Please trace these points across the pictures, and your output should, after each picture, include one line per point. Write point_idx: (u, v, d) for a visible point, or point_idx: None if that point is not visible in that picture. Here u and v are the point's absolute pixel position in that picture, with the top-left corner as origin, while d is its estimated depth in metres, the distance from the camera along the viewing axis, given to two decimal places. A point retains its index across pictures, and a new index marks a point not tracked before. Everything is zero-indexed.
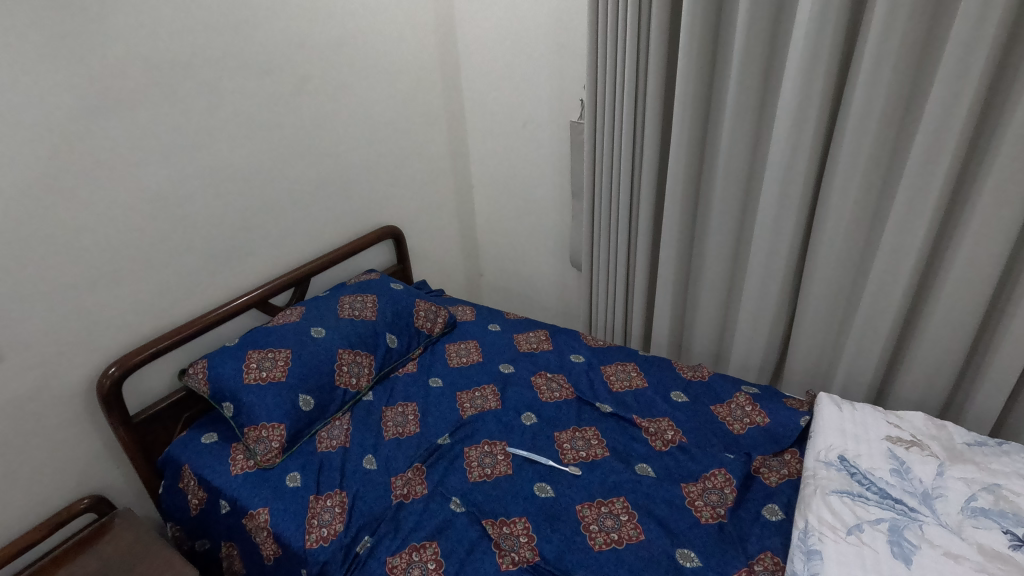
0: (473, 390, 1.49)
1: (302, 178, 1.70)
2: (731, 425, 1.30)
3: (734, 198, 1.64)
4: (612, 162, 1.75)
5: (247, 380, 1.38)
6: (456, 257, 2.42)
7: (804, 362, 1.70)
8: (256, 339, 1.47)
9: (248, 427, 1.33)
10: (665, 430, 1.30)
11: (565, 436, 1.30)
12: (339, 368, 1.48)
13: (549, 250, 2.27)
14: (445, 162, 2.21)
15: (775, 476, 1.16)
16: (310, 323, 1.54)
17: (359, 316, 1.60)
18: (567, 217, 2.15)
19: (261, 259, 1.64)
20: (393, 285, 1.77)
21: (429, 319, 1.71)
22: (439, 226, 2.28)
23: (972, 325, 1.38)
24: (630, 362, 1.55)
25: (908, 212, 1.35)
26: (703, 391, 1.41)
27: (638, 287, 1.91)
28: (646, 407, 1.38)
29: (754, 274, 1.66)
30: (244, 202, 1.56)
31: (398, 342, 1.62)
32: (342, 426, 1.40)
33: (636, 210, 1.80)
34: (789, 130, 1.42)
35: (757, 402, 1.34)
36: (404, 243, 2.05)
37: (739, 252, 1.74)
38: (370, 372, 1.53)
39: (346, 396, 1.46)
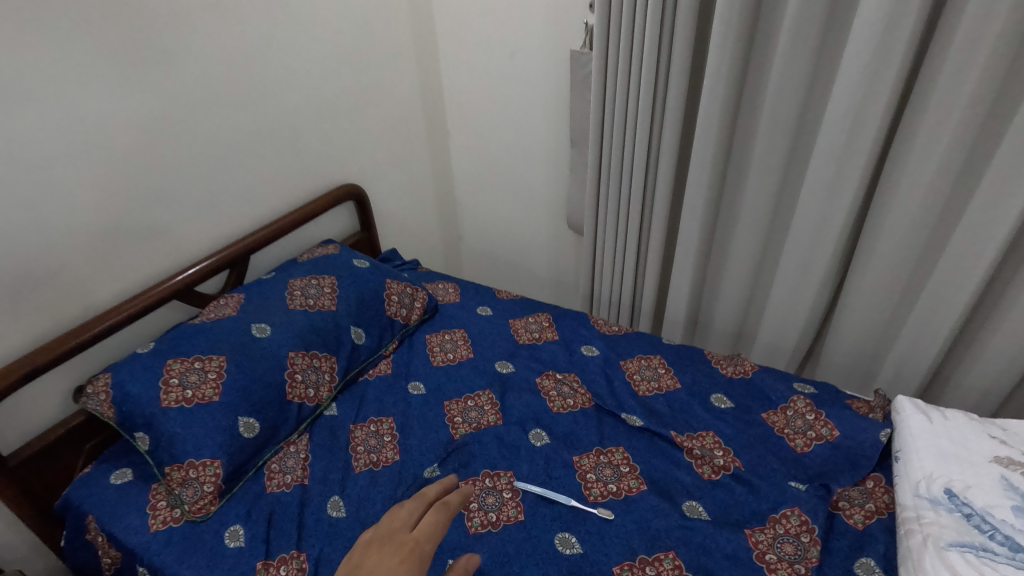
0: (464, 399, 1.18)
1: (230, 127, 1.30)
2: (792, 440, 1.04)
3: (778, 149, 1.32)
4: (628, 104, 1.40)
5: (166, 402, 1.04)
6: (432, 218, 2.07)
7: (848, 345, 1.45)
8: (178, 345, 1.12)
9: (170, 466, 1.01)
10: (713, 451, 1.03)
11: (587, 463, 1.03)
12: (292, 378, 1.15)
13: (541, 211, 1.94)
14: (415, 105, 1.81)
15: (860, 515, 0.91)
16: (250, 319, 1.19)
17: (315, 307, 1.25)
18: (564, 172, 1.81)
19: (182, 236, 1.26)
20: (356, 261, 1.42)
21: (405, 305, 1.38)
22: (410, 183, 1.91)
23: None
24: (655, 355, 1.26)
25: (1012, 170, 1.06)
26: (750, 394, 1.15)
27: (653, 256, 1.60)
28: (683, 418, 1.11)
29: (799, 243, 1.38)
30: (148, 162, 1.16)
31: (366, 337, 1.29)
32: (298, 454, 1.09)
33: (654, 163, 1.47)
34: (865, 62, 1.10)
35: (820, 408, 1.09)
36: (369, 206, 1.67)
37: (778, 215, 1.45)
38: (332, 379, 1.21)
39: (301, 413, 1.14)
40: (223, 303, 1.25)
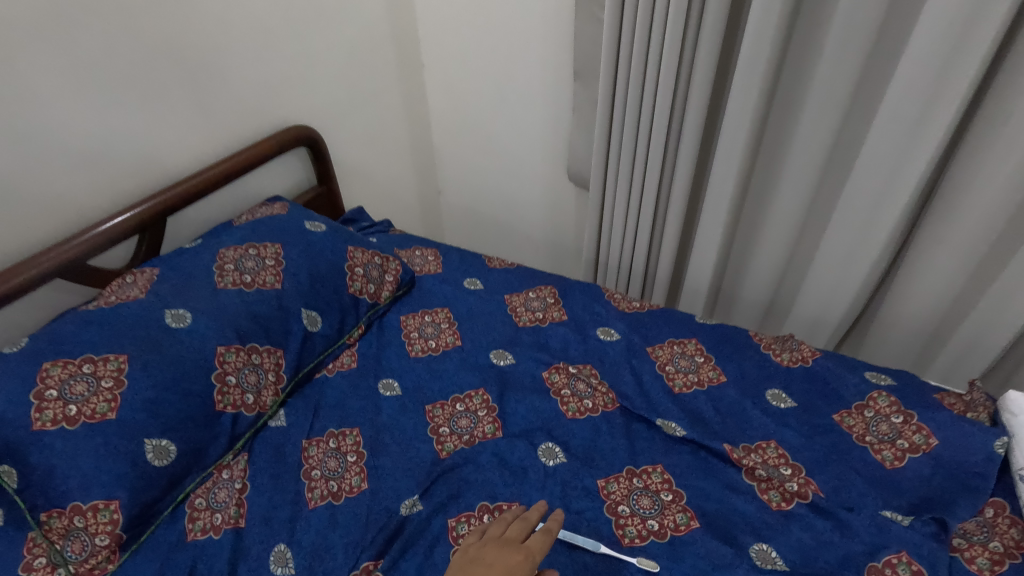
0: (452, 402, 0.93)
1: (129, 45, 0.96)
2: (877, 452, 0.81)
3: (843, 77, 1.04)
4: (655, 18, 1.09)
5: (37, 424, 0.74)
6: (408, 171, 1.75)
7: (909, 320, 1.22)
8: (58, 340, 0.82)
9: (48, 511, 0.72)
10: (778, 470, 0.79)
11: (617, 490, 0.78)
12: (222, 382, 0.87)
13: (537, 161, 1.64)
14: (382, 28, 1.47)
15: (984, 559, 0.68)
16: (164, 304, 0.89)
17: (252, 286, 0.96)
18: (565, 113, 1.50)
19: (67, 193, 0.94)
20: (309, 224, 1.11)
21: (373, 280, 1.10)
22: (380, 128, 1.58)
23: None
24: (689, 339, 1.01)
25: None
26: (815, 390, 0.91)
27: (674, 214, 1.33)
28: (734, 424, 0.86)
29: (861, 197, 1.12)
30: (4, 89, 0.83)
31: (322, 322, 1.01)
32: (232, 484, 0.82)
33: (682, 98, 1.18)
34: None
35: (909, 410, 0.84)
36: (327, 154, 1.35)
37: (832, 162, 1.18)
38: (279, 379, 0.93)
39: (237, 427, 0.87)
40: (130, 281, 0.94)
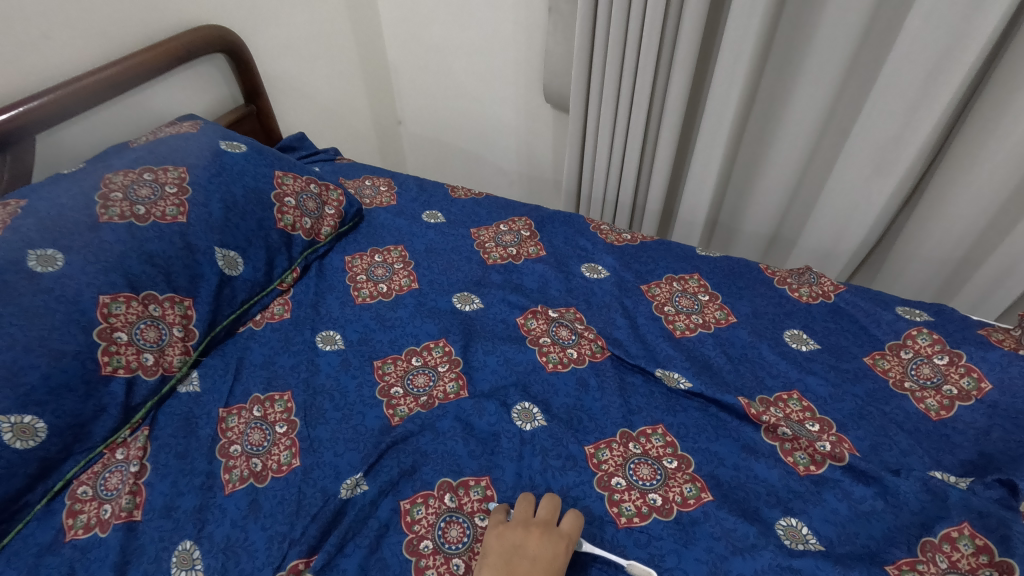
0: (406, 356, 0.76)
1: None
2: (920, 401, 0.67)
3: None
4: None
5: None
6: (358, 93, 1.51)
7: (932, 249, 1.07)
8: None
9: None
10: (804, 427, 0.65)
11: (609, 458, 0.63)
12: (109, 340, 0.68)
13: (507, 77, 1.42)
14: None
15: None
16: (25, 240, 0.68)
17: (145, 219, 0.76)
18: (538, 16, 1.27)
19: None
20: (227, 145, 0.90)
21: (308, 213, 0.90)
22: (320, 37, 1.34)
23: None
24: (692, 275, 0.85)
25: None
26: (841, 330, 0.76)
27: (669, 133, 1.14)
28: (748, 374, 0.71)
29: (892, 103, 0.94)
30: None
31: (244, 265, 0.82)
32: (127, 467, 0.65)
33: None
34: None
35: (954, 348, 0.71)
36: (254, 65, 1.12)
37: (857, 63, 1.00)
38: (188, 335, 0.75)
39: (132, 396, 0.69)
40: None
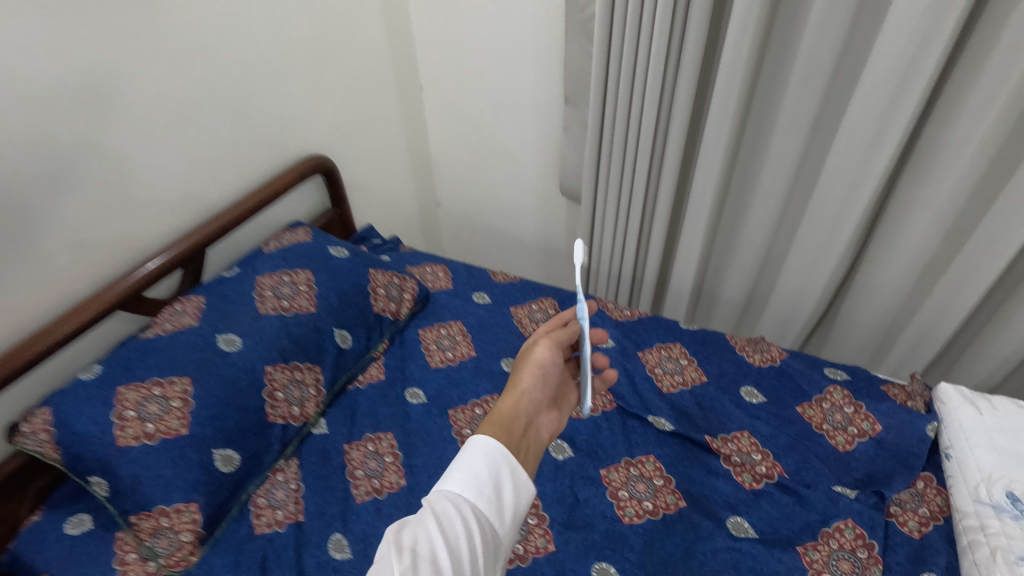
0: (471, 407, 1.07)
1: (170, 97, 1.08)
2: (833, 438, 0.96)
3: (806, 108, 1.18)
4: (638, 55, 1.22)
5: (121, 441, 0.88)
6: (408, 185, 1.86)
7: (868, 315, 1.37)
8: (129, 364, 0.94)
9: (137, 514, 0.87)
10: (752, 456, 0.94)
11: (617, 478, 0.93)
12: (272, 397, 1.00)
13: (530, 172, 1.77)
14: (383, 57, 1.58)
15: (914, 522, 0.85)
16: (216, 329, 1.02)
17: (290, 310, 1.08)
18: (556, 131, 1.63)
19: (122, 232, 1.06)
20: (333, 249, 1.24)
21: (393, 299, 1.23)
22: (383, 146, 1.69)
23: None
24: (676, 344, 1.16)
25: None
26: (782, 386, 1.06)
27: (660, 225, 1.47)
28: (714, 419, 1.01)
29: (825, 210, 1.26)
30: (70, 145, 0.95)
31: (352, 339, 1.14)
32: (287, 485, 0.96)
33: (663, 130, 1.32)
34: (923, 7, 0.95)
35: (858, 401, 1.01)
36: (340, 179, 1.47)
37: (799, 177, 1.32)
38: (318, 392, 1.06)
39: (286, 436, 1.00)
40: (180, 308, 1.05)
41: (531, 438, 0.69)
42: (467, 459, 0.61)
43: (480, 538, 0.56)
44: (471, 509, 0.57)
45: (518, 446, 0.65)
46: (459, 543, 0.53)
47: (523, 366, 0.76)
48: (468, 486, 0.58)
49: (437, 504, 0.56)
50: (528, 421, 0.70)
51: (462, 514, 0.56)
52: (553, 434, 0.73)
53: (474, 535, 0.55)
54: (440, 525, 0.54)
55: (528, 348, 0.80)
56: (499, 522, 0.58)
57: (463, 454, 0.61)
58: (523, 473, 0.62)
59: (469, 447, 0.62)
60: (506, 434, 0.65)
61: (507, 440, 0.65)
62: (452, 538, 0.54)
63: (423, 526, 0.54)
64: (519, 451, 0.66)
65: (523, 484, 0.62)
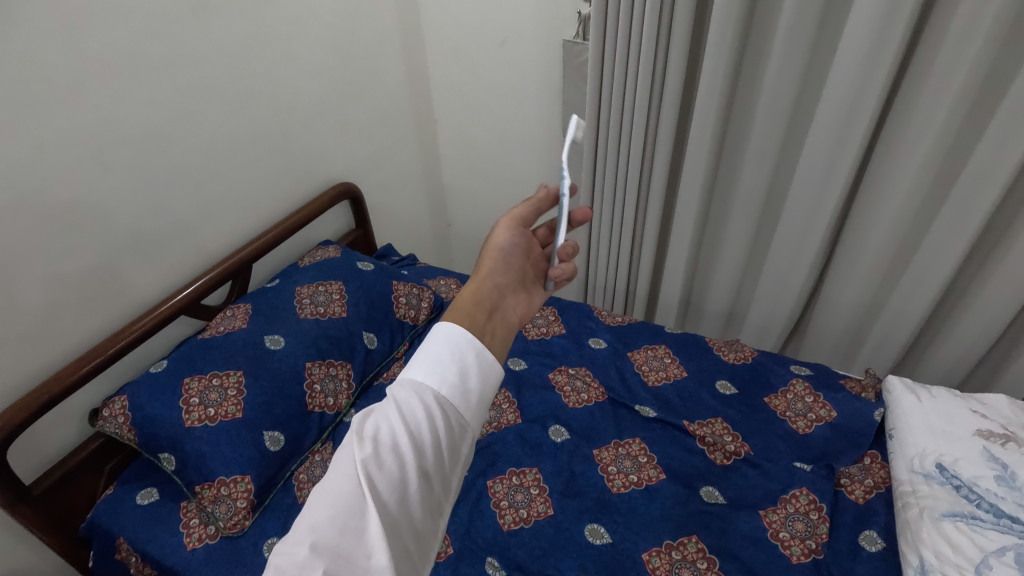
0: None
1: (225, 135, 1.28)
2: (794, 422, 1.12)
3: (772, 141, 1.35)
4: (624, 96, 1.40)
5: (189, 422, 1.04)
6: (423, 208, 2.05)
7: (835, 321, 1.53)
8: (192, 359, 1.11)
9: (200, 485, 1.02)
10: (723, 437, 1.10)
11: (607, 455, 1.08)
12: (311, 388, 1.16)
13: (533, 196, 1.95)
14: (403, 95, 1.78)
15: (860, 490, 1.00)
16: (263, 331, 1.19)
17: (326, 315, 1.26)
18: (556, 159, 1.82)
19: (184, 249, 1.25)
20: (361, 264, 1.42)
21: (412, 307, 1.41)
22: (401, 173, 1.89)
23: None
24: (660, 345, 1.32)
25: (990, 164, 1.13)
26: (753, 380, 1.22)
27: (649, 243, 1.64)
28: (692, 407, 1.17)
29: (792, 228, 1.43)
30: (147, 175, 1.14)
31: (378, 341, 1.31)
32: (324, 462, 1.12)
33: (649, 159, 1.50)
34: (860, 58, 1.13)
35: (817, 391, 1.16)
36: (364, 204, 1.68)
37: (771, 200, 1.49)
38: (350, 386, 1.23)
39: (323, 421, 1.16)
40: (231, 314, 1.23)
41: (497, 320, 0.72)
42: (431, 348, 0.63)
43: (445, 422, 0.60)
44: (433, 396, 0.60)
45: (483, 329, 0.68)
46: (420, 428, 0.58)
47: (488, 256, 0.79)
48: (430, 375, 0.61)
49: (400, 393, 0.61)
50: (492, 305, 0.73)
51: (425, 401, 0.60)
52: (520, 316, 0.77)
53: (437, 419, 0.60)
54: (401, 413, 0.59)
55: (492, 240, 0.82)
56: (465, 404, 0.62)
57: (426, 343, 0.64)
58: (489, 357, 0.65)
59: (434, 335, 0.65)
60: (469, 319, 0.68)
61: (470, 325, 0.67)
62: (414, 423, 0.59)
63: (386, 416, 0.59)
64: (484, 333, 0.68)
65: (489, 364, 0.65)
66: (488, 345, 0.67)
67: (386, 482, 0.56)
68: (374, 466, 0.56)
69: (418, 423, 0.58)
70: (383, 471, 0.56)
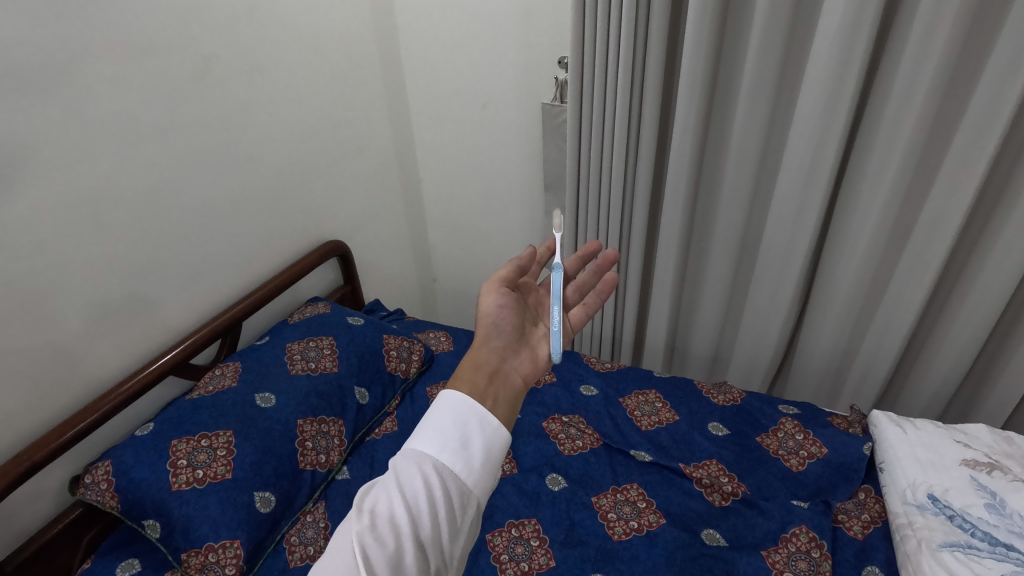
0: None
1: (217, 198, 1.31)
2: (787, 460, 1.14)
3: (743, 192, 1.43)
4: (602, 152, 1.48)
5: (176, 486, 1.00)
6: (409, 263, 2.09)
7: (816, 360, 1.58)
8: (181, 420, 1.09)
9: (187, 552, 0.98)
10: (719, 478, 1.11)
11: (606, 502, 1.07)
12: (303, 446, 1.14)
13: (517, 249, 2.01)
14: (389, 156, 1.85)
15: (859, 525, 1.01)
16: (253, 388, 1.17)
17: (317, 371, 1.26)
18: (539, 213, 1.89)
19: (172, 311, 1.26)
20: (351, 319, 1.43)
21: (403, 360, 1.42)
22: (388, 230, 1.93)
23: (992, 325, 1.29)
24: (650, 389, 1.34)
25: (944, 207, 1.22)
26: (744, 420, 1.24)
27: (632, 291, 1.68)
28: (685, 449, 1.18)
29: (767, 272, 1.49)
30: (138, 237, 1.16)
31: (369, 396, 1.31)
32: (316, 523, 1.08)
33: (629, 212, 1.56)
34: (816, 115, 1.23)
35: (807, 429, 1.19)
36: (352, 260, 1.71)
37: (747, 246, 1.56)
38: (342, 442, 1.21)
39: (315, 480, 1.14)
40: (220, 373, 1.21)
41: (499, 383, 0.75)
42: (433, 418, 0.67)
43: (444, 489, 0.63)
44: (433, 464, 0.64)
45: (484, 393, 0.71)
46: (417, 499, 0.61)
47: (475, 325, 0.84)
48: (430, 445, 0.65)
49: (402, 464, 0.64)
50: (494, 369, 0.76)
51: (424, 470, 0.63)
52: (526, 377, 0.78)
53: (436, 487, 0.62)
54: (400, 484, 0.62)
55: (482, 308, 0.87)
56: (466, 471, 0.65)
57: (431, 413, 0.68)
58: (494, 420, 0.69)
59: (440, 404, 0.69)
60: (470, 384, 0.72)
61: (471, 390, 0.71)
62: (411, 493, 0.61)
63: (384, 490, 0.62)
64: (486, 397, 0.71)
65: (495, 431, 0.68)
66: (492, 408, 0.70)
67: (383, 552, 0.58)
68: (371, 537, 0.58)
69: (416, 491, 0.61)
70: (380, 542, 0.58)
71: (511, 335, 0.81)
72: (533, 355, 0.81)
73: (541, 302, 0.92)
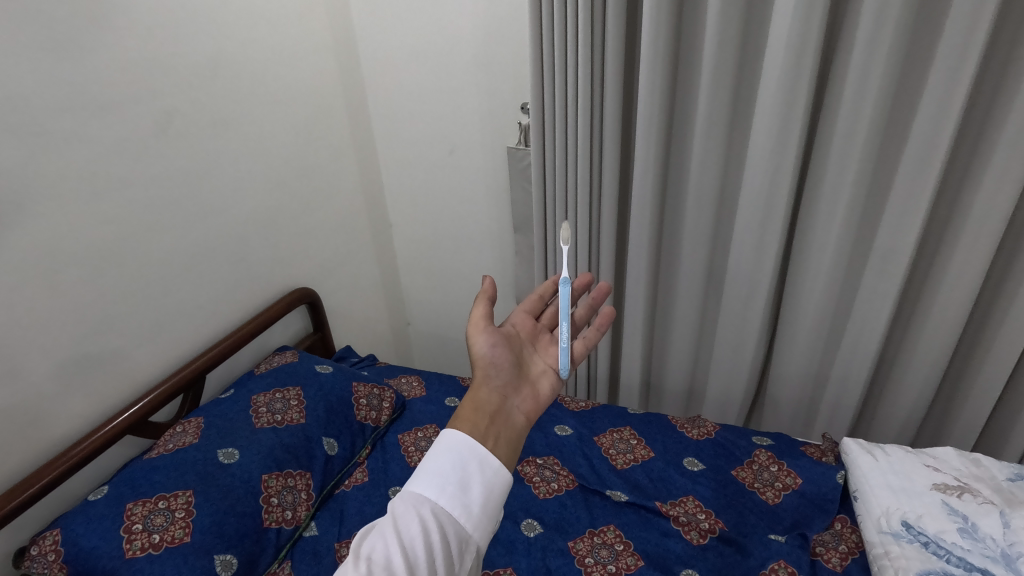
0: None
1: (179, 248, 1.29)
2: (763, 492, 1.14)
3: (705, 225, 1.47)
4: (567, 191, 1.51)
5: (130, 552, 0.94)
6: (381, 308, 2.07)
7: (787, 389, 1.59)
8: (137, 481, 1.04)
9: None
10: (697, 516, 1.10)
11: (583, 546, 1.05)
12: (268, 502, 1.10)
13: None
14: (358, 203, 1.86)
15: (837, 557, 0.99)
16: (215, 445, 1.13)
17: (283, 423, 1.22)
18: (509, 254, 1.91)
19: (130, 368, 1.22)
20: (320, 367, 1.41)
21: (373, 408, 1.40)
22: (357, 276, 1.91)
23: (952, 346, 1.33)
24: (625, 426, 1.33)
25: (895, 234, 1.27)
26: (717, 454, 1.24)
27: None
28: (661, 486, 1.17)
29: (734, 303, 1.52)
30: (95, 290, 1.13)
31: (338, 447, 1.28)
32: None
33: (596, 249, 1.59)
34: (768, 152, 1.28)
35: (781, 460, 1.19)
36: (321, 307, 1.69)
37: (714, 279, 1.58)
38: (309, 497, 1.17)
39: (280, 539, 1.09)
40: (180, 430, 1.17)
41: (503, 423, 0.75)
42: (432, 462, 0.67)
43: (442, 534, 0.62)
44: (431, 509, 0.63)
45: (485, 434, 0.71)
46: (415, 544, 0.60)
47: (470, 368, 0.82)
48: (431, 486, 0.65)
49: (400, 507, 0.63)
50: (495, 409, 0.76)
51: (422, 514, 0.62)
52: (528, 415, 0.79)
53: (434, 533, 0.62)
54: (397, 530, 0.61)
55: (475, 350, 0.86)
56: (465, 515, 0.64)
57: (431, 455, 0.68)
58: (494, 461, 0.68)
59: (439, 446, 0.68)
60: (471, 425, 0.71)
61: (472, 431, 0.71)
62: (408, 539, 0.61)
63: (382, 536, 0.61)
64: (487, 439, 0.71)
65: (496, 472, 0.68)
66: (492, 450, 0.70)
67: None
68: None
69: (414, 537, 0.60)
70: None
71: (510, 375, 0.82)
72: (533, 393, 0.82)
73: (537, 335, 0.93)
